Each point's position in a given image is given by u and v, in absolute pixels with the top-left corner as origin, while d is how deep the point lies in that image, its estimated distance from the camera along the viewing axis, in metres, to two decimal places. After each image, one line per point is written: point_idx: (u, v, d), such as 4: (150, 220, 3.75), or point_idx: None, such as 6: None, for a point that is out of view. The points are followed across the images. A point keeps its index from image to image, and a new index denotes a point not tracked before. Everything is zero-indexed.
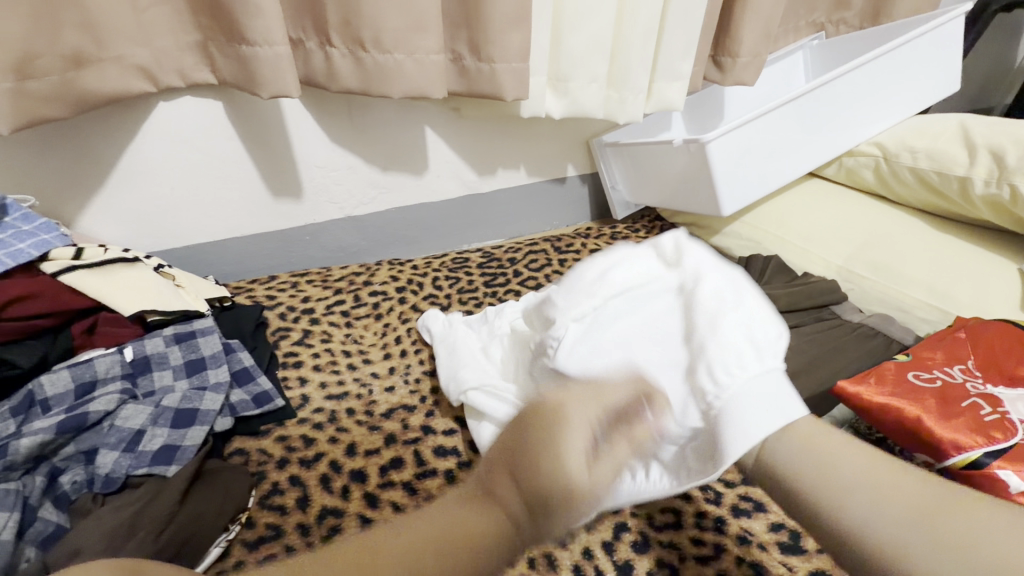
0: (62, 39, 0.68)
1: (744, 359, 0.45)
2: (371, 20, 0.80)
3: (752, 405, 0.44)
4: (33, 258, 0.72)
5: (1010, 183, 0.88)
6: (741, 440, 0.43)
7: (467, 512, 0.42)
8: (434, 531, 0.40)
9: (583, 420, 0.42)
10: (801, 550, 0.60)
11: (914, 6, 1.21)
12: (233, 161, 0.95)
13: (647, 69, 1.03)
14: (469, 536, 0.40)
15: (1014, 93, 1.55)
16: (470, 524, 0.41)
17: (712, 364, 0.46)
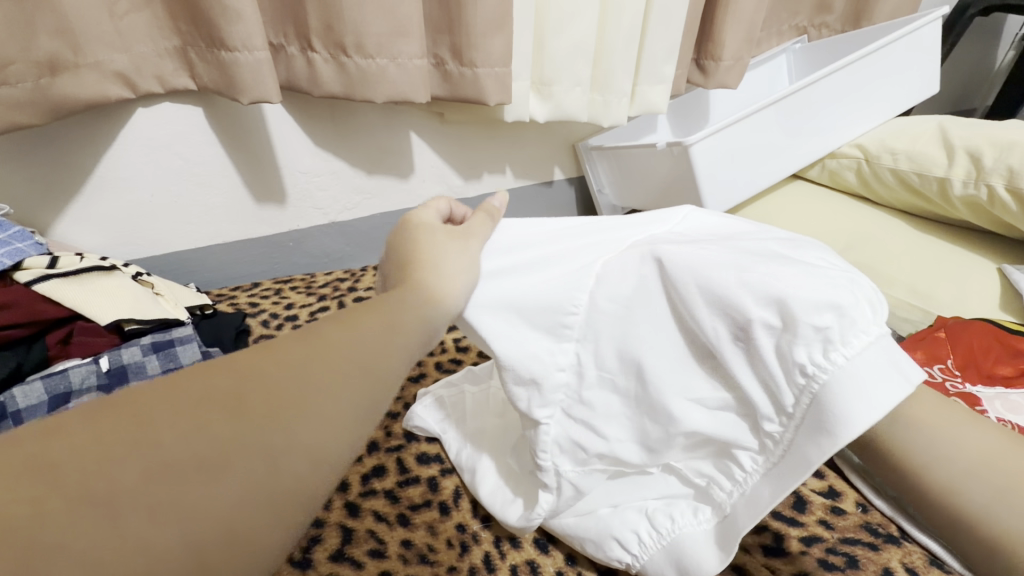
0: (35, 45, 0.67)
1: (852, 325, 0.41)
2: (352, 25, 0.80)
3: (877, 363, 0.40)
4: (7, 266, 0.70)
5: (987, 183, 0.89)
6: (859, 409, 0.39)
7: (273, 385, 0.31)
8: (163, 418, 0.27)
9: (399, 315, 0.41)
10: (784, 553, 0.59)
11: (893, 11, 1.23)
12: (215, 168, 0.94)
13: (631, 73, 1.03)
14: (242, 454, 0.28)
15: (993, 94, 1.58)
16: (238, 402, 0.29)
17: (831, 335, 0.40)
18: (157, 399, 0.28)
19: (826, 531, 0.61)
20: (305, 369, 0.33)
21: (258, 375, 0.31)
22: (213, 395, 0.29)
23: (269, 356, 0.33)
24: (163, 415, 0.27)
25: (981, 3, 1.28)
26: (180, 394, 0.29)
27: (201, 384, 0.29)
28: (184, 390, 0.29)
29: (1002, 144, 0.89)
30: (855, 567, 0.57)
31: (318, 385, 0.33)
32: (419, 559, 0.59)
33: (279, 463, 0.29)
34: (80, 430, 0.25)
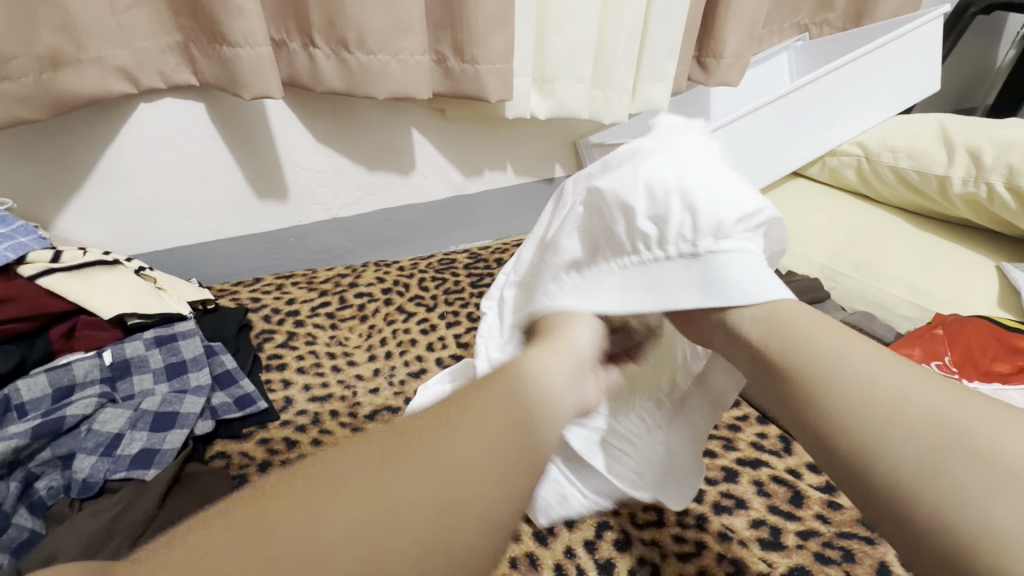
0: (38, 39, 0.68)
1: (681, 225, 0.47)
2: (353, 21, 0.80)
3: (726, 271, 0.46)
4: (11, 260, 0.71)
5: (987, 181, 0.89)
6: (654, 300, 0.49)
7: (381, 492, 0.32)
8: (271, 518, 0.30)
9: (506, 400, 0.39)
10: (781, 546, 0.60)
11: (895, 9, 1.23)
12: (217, 163, 0.94)
13: (632, 70, 1.04)
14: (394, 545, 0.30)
15: (994, 93, 1.58)
16: (400, 488, 0.32)
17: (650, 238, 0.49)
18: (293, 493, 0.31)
19: (822, 525, 0.62)
20: (452, 447, 0.35)
21: (424, 461, 0.34)
22: (359, 470, 0.33)
23: (419, 436, 0.35)
24: (326, 496, 0.31)
25: (982, 2, 1.28)
26: (359, 469, 0.33)
27: (362, 454, 0.34)
28: (354, 467, 0.33)
29: (1002, 142, 0.89)
30: (851, 561, 0.58)
31: (468, 470, 0.34)
32: None
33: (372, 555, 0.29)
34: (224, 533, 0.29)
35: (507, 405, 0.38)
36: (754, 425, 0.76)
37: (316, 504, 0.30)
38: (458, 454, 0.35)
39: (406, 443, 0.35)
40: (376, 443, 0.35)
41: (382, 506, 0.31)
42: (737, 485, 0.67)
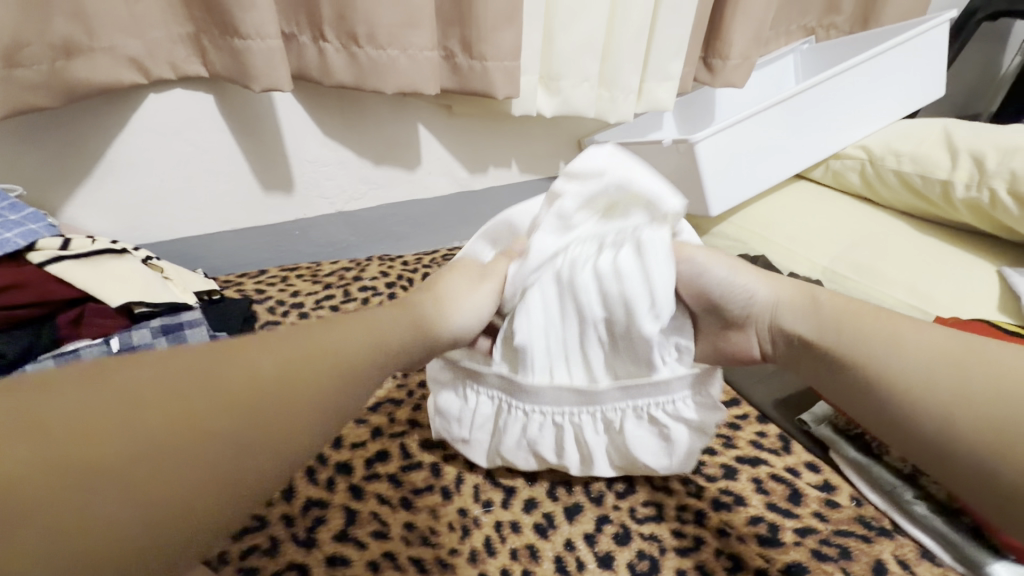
0: (51, 27, 0.68)
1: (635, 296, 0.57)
2: (363, 15, 0.81)
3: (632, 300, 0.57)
4: (21, 248, 0.72)
5: (990, 187, 0.90)
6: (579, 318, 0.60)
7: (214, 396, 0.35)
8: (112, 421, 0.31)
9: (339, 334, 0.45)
10: (779, 543, 0.60)
11: (903, 13, 1.23)
12: (224, 155, 0.95)
13: (638, 70, 1.04)
14: (204, 439, 0.33)
15: (999, 100, 1.58)
16: (243, 381, 0.37)
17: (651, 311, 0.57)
18: (134, 386, 0.33)
19: (819, 523, 0.63)
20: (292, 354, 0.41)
21: (244, 368, 0.38)
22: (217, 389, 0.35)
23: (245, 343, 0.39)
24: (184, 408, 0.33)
25: (990, 8, 1.28)
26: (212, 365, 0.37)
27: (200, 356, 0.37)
28: (209, 359, 0.37)
29: (1005, 148, 0.90)
30: (847, 558, 0.59)
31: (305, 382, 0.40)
32: (421, 541, 0.61)
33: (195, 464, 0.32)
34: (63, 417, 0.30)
35: (337, 338, 0.45)
36: (753, 424, 0.76)
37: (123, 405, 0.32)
38: (296, 370, 0.40)
39: (245, 354, 0.39)
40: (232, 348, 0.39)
41: (219, 411, 0.35)
42: (736, 482, 0.67)
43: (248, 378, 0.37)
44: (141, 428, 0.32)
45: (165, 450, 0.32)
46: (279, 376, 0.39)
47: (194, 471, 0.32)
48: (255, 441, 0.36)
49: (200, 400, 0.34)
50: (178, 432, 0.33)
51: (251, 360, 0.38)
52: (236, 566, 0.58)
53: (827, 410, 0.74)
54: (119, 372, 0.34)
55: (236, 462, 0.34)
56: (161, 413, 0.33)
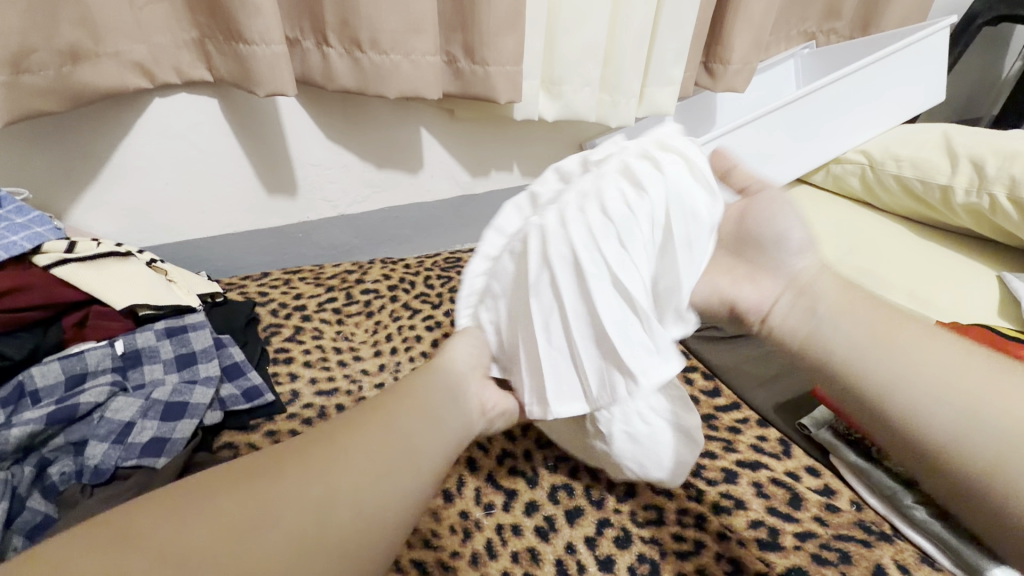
0: (58, 33, 0.69)
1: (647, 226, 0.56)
2: (367, 21, 0.81)
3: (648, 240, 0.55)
4: (28, 251, 0.72)
5: (990, 192, 0.90)
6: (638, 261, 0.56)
7: (325, 479, 0.41)
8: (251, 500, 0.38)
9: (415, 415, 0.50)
10: (780, 547, 0.61)
11: (904, 18, 1.23)
12: (228, 158, 0.95)
13: (640, 75, 1.05)
14: (326, 520, 0.40)
15: (1000, 104, 1.58)
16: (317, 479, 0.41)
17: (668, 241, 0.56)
18: (268, 475, 0.40)
19: (819, 527, 0.63)
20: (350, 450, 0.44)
21: (353, 455, 0.44)
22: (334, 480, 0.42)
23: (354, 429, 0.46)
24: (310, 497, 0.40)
25: (989, 13, 1.29)
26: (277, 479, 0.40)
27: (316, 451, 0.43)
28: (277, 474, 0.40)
29: (1005, 153, 0.90)
30: (847, 563, 0.59)
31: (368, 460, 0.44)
32: (423, 543, 0.61)
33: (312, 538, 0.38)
34: (225, 494, 0.38)
35: (411, 417, 0.50)
36: (754, 427, 0.76)
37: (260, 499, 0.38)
38: (387, 446, 0.46)
39: (304, 462, 0.42)
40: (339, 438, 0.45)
41: (332, 498, 0.41)
42: (737, 486, 0.68)
43: (352, 462, 0.44)
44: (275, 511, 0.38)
45: (286, 537, 0.37)
46: (374, 456, 0.45)
47: (326, 534, 0.39)
48: (361, 515, 0.42)
49: (271, 522, 0.37)
50: (311, 509, 0.39)
51: (354, 444, 0.45)
52: None
53: (827, 413, 0.73)
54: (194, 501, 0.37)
55: (346, 532, 0.40)
56: (266, 533, 0.37)
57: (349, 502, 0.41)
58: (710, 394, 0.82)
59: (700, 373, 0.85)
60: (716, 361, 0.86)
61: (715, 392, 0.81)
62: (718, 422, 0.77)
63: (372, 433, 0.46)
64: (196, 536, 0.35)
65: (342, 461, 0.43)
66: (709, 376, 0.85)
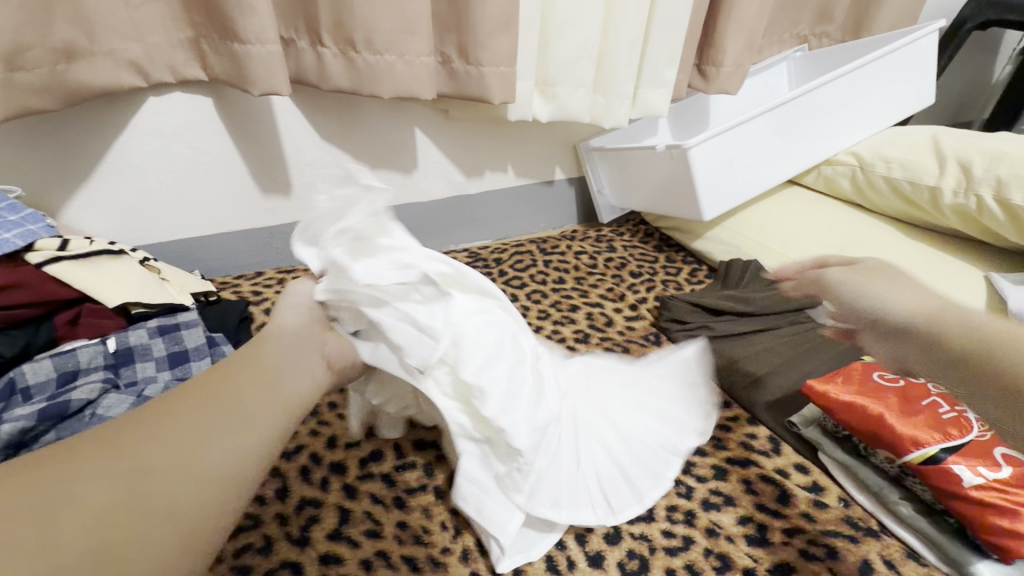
0: (52, 31, 0.69)
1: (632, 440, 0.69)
2: (361, 21, 0.82)
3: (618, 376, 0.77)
4: (19, 248, 0.73)
5: (976, 193, 0.91)
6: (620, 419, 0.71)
7: (140, 463, 0.38)
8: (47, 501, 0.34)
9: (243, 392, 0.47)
10: (768, 542, 0.61)
11: (894, 23, 1.25)
12: (223, 157, 0.96)
13: (633, 77, 1.06)
14: (139, 512, 0.36)
15: (990, 108, 1.60)
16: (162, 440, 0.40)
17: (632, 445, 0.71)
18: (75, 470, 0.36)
19: (807, 523, 0.63)
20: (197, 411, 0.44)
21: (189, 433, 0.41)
22: (159, 469, 0.38)
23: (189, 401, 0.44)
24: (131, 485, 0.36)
25: (979, 17, 1.30)
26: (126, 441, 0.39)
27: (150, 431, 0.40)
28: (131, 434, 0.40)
29: (991, 155, 0.91)
30: (834, 558, 0.59)
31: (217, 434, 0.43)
32: (414, 539, 0.61)
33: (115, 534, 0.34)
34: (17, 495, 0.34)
35: (243, 385, 0.48)
36: (744, 426, 0.77)
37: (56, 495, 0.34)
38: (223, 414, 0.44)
39: (141, 429, 0.40)
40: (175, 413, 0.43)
41: (149, 487, 0.37)
42: (726, 483, 0.68)
43: (174, 444, 0.40)
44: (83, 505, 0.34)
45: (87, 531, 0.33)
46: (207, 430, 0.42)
47: (130, 536, 0.35)
48: (176, 508, 0.37)
49: (73, 500, 0.34)
50: (114, 508, 0.35)
51: (185, 420, 0.42)
52: (230, 564, 0.58)
53: (816, 412, 0.75)
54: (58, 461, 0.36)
55: (158, 537, 0.36)
56: (91, 487, 0.35)
57: (176, 494, 0.38)
58: None
59: None
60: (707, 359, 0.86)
61: None
62: None
63: (200, 411, 0.43)
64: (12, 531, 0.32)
65: (168, 445, 0.40)
66: None
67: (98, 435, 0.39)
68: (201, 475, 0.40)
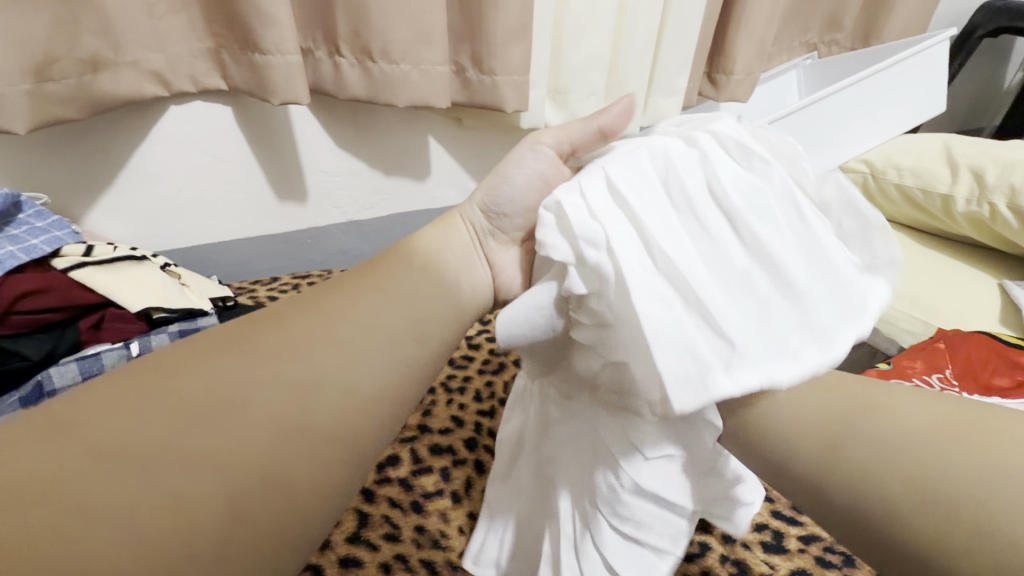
0: (80, 43, 0.71)
1: None
2: (378, 32, 0.84)
3: None
4: (46, 253, 0.75)
5: (990, 201, 0.92)
6: None
7: (262, 383, 0.35)
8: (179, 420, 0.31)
9: (370, 306, 0.44)
10: (784, 549, 0.62)
11: (904, 30, 1.26)
12: (241, 165, 0.97)
13: (644, 85, 1.07)
14: (268, 452, 0.33)
15: (1001, 115, 1.60)
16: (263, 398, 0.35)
17: None
18: (205, 385, 0.34)
19: (823, 530, 0.64)
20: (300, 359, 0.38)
21: (300, 355, 0.38)
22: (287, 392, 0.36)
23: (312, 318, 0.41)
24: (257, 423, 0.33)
25: (989, 25, 1.31)
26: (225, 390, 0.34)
27: (272, 352, 0.37)
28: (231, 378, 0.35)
29: (1004, 162, 0.92)
30: (851, 565, 0.60)
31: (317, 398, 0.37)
32: (431, 544, 0.62)
33: (255, 467, 0.32)
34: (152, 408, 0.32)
35: (373, 308, 0.44)
36: None
37: (197, 413, 0.32)
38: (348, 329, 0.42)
39: (262, 349, 0.37)
40: (291, 329, 0.40)
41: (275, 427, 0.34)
42: None
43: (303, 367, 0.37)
44: (223, 432, 0.32)
45: (212, 472, 0.30)
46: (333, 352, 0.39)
47: (267, 482, 0.32)
48: (311, 436, 0.35)
49: (218, 421, 0.32)
50: (255, 440, 0.33)
51: (304, 337, 0.40)
52: None
53: None
54: (118, 397, 0.32)
55: (298, 472, 0.33)
56: (177, 455, 0.30)
57: (292, 429, 0.34)
58: None
59: None
60: None
61: None
62: None
63: (319, 328, 0.41)
64: (148, 429, 0.30)
65: (289, 367, 0.37)
66: None
67: (230, 347, 0.37)
68: (303, 461, 0.34)
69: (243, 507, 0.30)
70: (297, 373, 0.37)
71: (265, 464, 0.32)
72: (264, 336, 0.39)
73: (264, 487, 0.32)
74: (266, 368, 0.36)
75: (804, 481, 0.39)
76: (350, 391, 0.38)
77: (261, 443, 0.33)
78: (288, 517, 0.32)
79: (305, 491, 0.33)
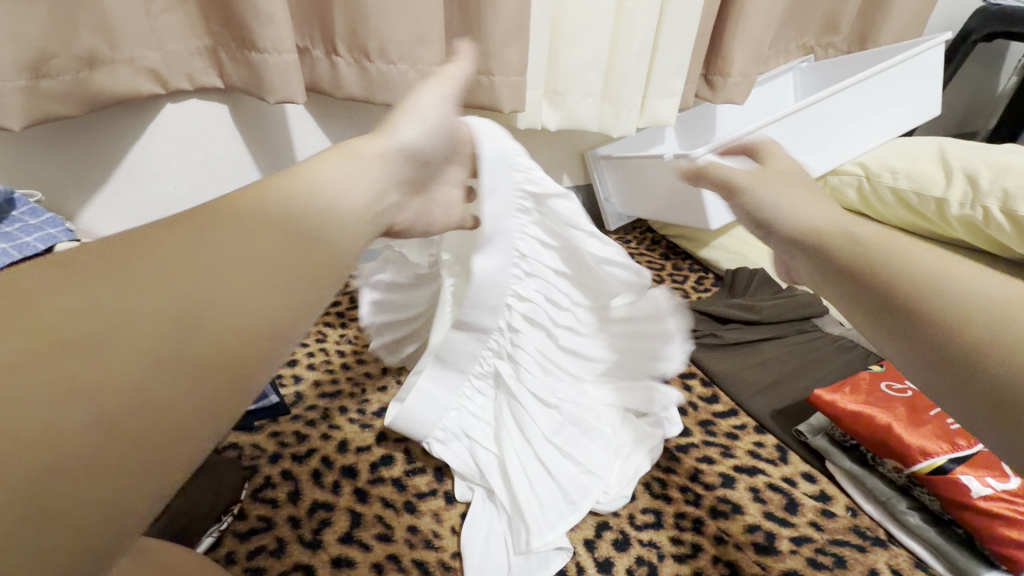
0: (76, 40, 0.71)
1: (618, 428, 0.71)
2: (376, 31, 0.84)
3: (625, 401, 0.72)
4: (40, 250, 0.74)
5: (983, 205, 0.93)
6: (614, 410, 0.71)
7: (144, 311, 0.29)
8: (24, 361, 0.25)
9: (279, 215, 0.37)
10: (776, 551, 0.62)
11: (900, 34, 1.26)
12: (237, 163, 0.97)
13: (641, 87, 1.07)
14: (140, 403, 0.27)
15: (995, 119, 1.61)
16: (88, 316, 0.28)
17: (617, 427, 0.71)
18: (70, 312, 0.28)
19: (815, 532, 0.64)
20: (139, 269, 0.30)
21: (197, 273, 0.32)
22: (178, 325, 0.30)
23: (215, 224, 0.34)
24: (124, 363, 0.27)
25: (984, 29, 1.31)
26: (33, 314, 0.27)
27: (160, 269, 0.31)
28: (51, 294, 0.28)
29: (998, 166, 0.93)
30: (842, 567, 0.60)
31: (183, 319, 0.30)
32: (424, 544, 0.62)
33: (112, 419, 0.27)
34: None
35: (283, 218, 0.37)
36: (751, 433, 0.77)
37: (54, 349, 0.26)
38: (258, 246, 0.35)
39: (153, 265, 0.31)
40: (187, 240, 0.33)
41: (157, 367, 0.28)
42: (734, 490, 0.69)
43: (201, 293, 0.31)
44: (87, 381, 0.26)
45: (51, 432, 0.25)
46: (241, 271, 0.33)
47: (136, 441, 0.27)
48: (202, 376, 0.30)
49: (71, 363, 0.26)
50: (114, 388, 0.27)
51: (202, 253, 0.33)
52: (243, 566, 0.59)
53: (824, 420, 0.74)
54: None
55: (175, 427, 0.29)
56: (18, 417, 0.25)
57: (174, 368, 0.29)
58: (708, 400, 0.82)
59: (698, 380, 0.85)
60: (715, 367, 0.86)
61: (714, 399, 0.82)
62: (716, 427, 0.78)
63: (222, 241, 0.34)
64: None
65: (186, 293, 0.31)
66: (707, 383, 0.84)
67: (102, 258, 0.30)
68: (173, 426, 0.28)
69: (99, 469, 0.26)
70: (196, 303, 0.31)
71: (133, 420, 0.27)
72: (157, 245, 0.32)
73: (135, 445, 0.27)
74: (151, 293, 0.30)
75: (880, 297, 0.40)
76: (258, 330, 0.33)
77: (120, 400, 0.27)
78: (157, 476, 0.28)
79: (181, 441, 0.29)
